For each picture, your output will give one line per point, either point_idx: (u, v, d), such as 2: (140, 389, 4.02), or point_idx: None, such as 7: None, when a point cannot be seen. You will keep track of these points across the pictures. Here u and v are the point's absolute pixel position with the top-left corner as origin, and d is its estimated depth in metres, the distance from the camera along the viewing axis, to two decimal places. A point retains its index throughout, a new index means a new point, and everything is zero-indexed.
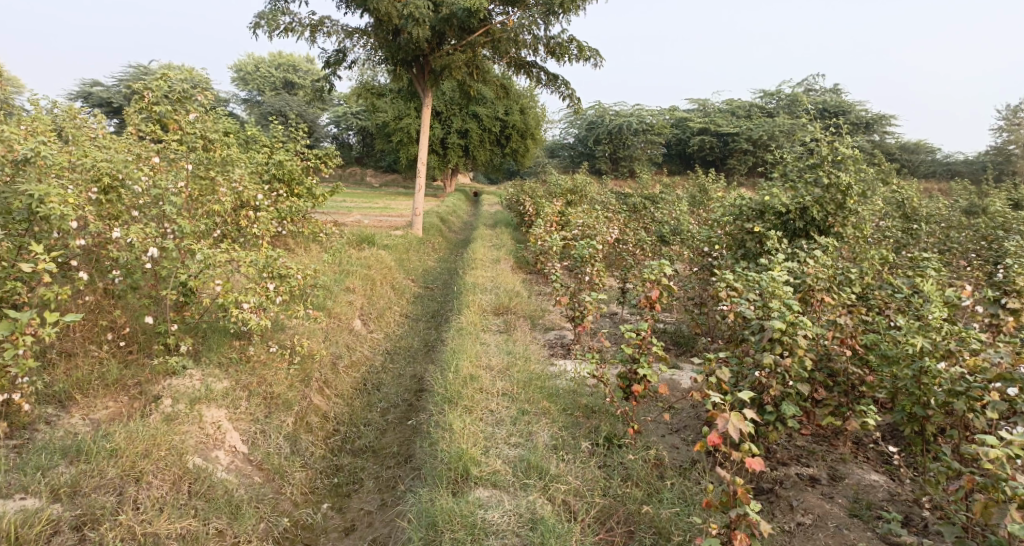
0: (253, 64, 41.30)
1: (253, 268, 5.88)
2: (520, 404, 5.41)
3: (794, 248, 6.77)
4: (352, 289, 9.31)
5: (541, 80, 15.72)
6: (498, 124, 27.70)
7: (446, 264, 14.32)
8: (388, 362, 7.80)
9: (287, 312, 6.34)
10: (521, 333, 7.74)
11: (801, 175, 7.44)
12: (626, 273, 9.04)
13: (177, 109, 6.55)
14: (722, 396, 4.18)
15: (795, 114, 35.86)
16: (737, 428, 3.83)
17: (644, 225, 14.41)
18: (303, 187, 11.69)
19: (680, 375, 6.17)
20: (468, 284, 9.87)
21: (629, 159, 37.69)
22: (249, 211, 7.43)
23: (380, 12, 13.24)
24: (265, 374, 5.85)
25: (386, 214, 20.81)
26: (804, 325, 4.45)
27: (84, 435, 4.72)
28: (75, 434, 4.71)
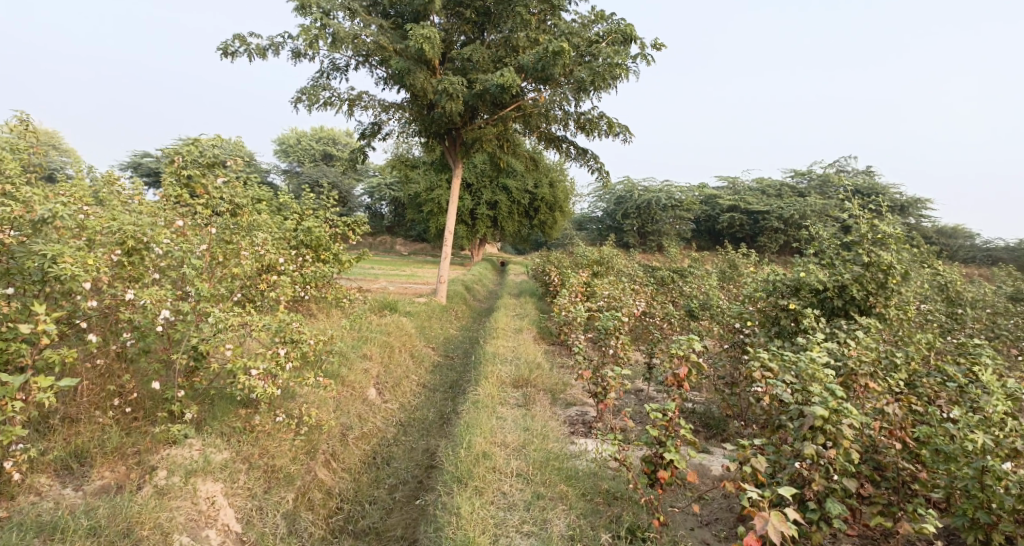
0: (294, 136, 42.69)
1: (263, 333, 5.58)
2: (535, 486, 5.03)
3: (834, 328, 6.41)
4: (370, 356, 9.08)
5: (570, 154, 15.77)
6: (527, 197, 27.86)
7: (468, 333, 14.09)
8: (401, 434, 7.47)
9: (298, 381, 6.01)
10: (540, 408, 7.38)
11: (840, 252, 7.13)
12: (653, 348, 8.69)
13: (205, 175, 6.53)
14: (759, 492, 3.85)
15: (827, 194, 35.61)
16: (778, 531, 3.53)
17: (672, 300, 14.09)
18: (330, 253, 11.59)
19: (710, 461, 5.74)
20: (489, 354, 9.58)
21: (657, 233, 37.57)
22: (269, 277, 7.30)
23: (415, 89, 13.40)
24: (269, 445, 5.56)
25: (411, 281, 20.78)
26: (849, 413, 4.05)
27: (66, 510, 4.47)
28: (57, 509, 4.47)
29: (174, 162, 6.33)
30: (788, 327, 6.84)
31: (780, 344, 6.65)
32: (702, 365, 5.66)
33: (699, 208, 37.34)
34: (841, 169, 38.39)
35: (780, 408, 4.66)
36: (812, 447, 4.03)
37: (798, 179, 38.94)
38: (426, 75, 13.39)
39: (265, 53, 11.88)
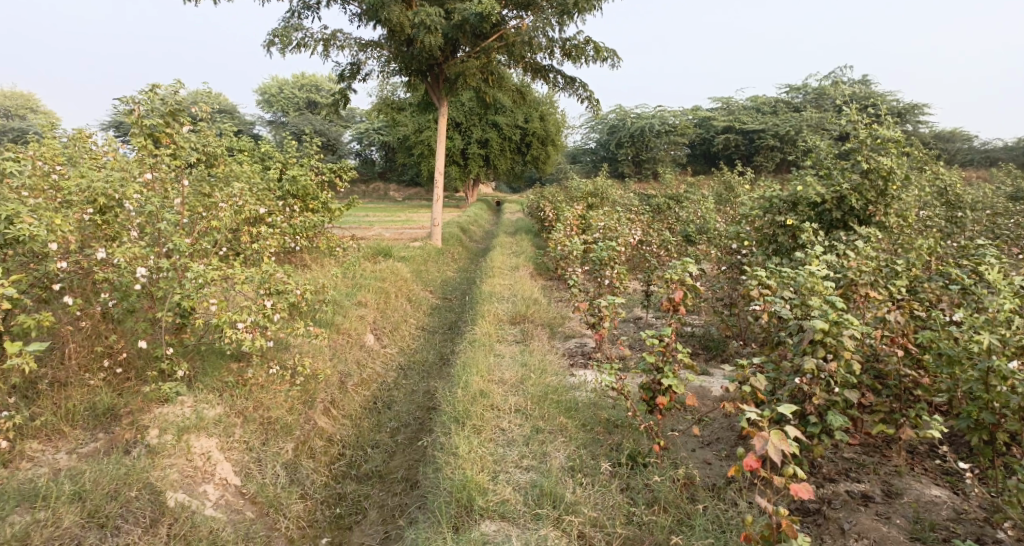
0: (276, 86, 41.75)
1: (246, 286, 5.44)
2: (534, 421, 4.99)
3: (832, 240, 6.26)
4: (366, 303, 8.99)
5: (558, 84, 15.33)
6: (519, 132, 27.26)
7: (466, 274, 14.00)
8: (402, 378, 7.45)
9: (289, 331, 5.93)
10: (539, 343, 7.33)
11: (836, 162, 6.93)
12: (650, 276, 8.58)
13: (171, 123, 6.09)
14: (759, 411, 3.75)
15: (822, 108, 35.00)
16: (779, 449, 3.44)
17: (669, 225, 13.94)
18: (318, 202, 11.35)
19: (710, 383, 5.69)
20: (486, 293, 9.49)
21: (652, 161, 37.11)
22: (252, 229, 7.13)
23: (392, 23, 12.87)
24: (264, 397, 5.50)
25: (406, 227, 20.59)
26: (850, 324, 3.86)
27: (42, 479, 4.37)
28: (34, 478, 4.37)
29: (134, 111, 5.85)
30: (786, 243, 6.69)
31: (778, 261, 6.51)
32: (699, 287, 5.56)
33: (693, 132, 36.77)
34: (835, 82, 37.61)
35: (780, 325, 4.56)
36: (810, 363, 3.86)
37: (793, 96, 38.20)
38: (403, 9, 12.85)
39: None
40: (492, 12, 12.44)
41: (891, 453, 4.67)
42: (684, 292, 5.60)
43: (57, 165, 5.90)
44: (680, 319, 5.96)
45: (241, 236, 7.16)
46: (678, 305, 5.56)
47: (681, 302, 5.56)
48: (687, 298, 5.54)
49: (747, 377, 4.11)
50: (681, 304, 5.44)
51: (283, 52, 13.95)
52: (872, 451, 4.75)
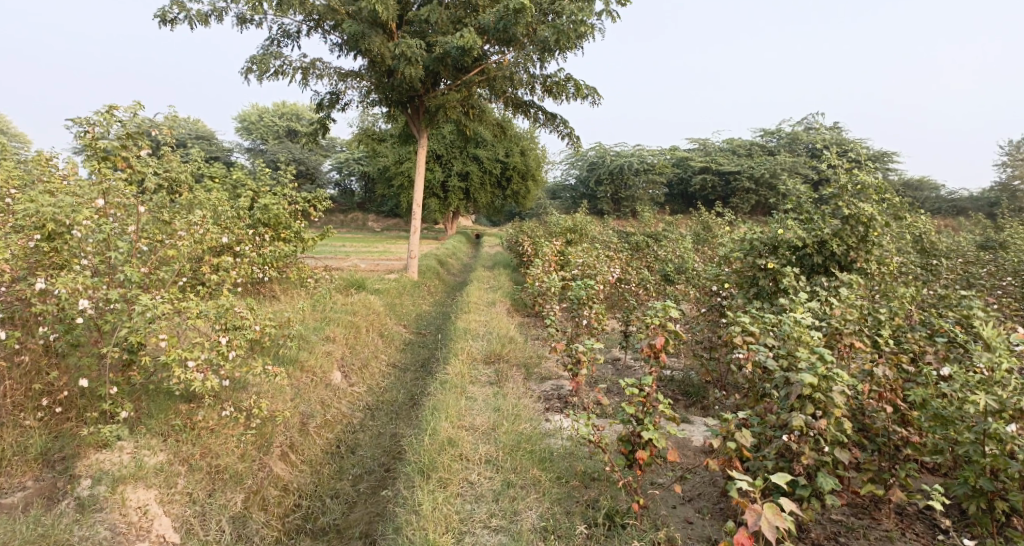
0: (256, 113, 41.52)
1: (199, 320, 5.05)
2: (505, 474, 4.66)
3: (813, 285, 6.07)
4: (334, 339, 8.61)
5: (538, 119, 15.25)
6: (499, 166, 27.22)
7: (441, 308, 13.68)
8: (368, 419, 7.07)
9: (246, 370, 5.57)
10: (513, 384, 7.02)
11: (817, 206, 6.78)
12: (630, 316, 8.33)
13: (127, 146, 5.79)
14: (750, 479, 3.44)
15: (797, 152, 35.58)
16: (773, 525, 3.17)
17: (647, 264, 13.79)
18: (290, 231, 10.96)
19: (690, 432, 5.40)
20: (460, 330, 9.16)
21: (631, 199, 37.28)
22: (213, 259, 6.78)
23: (373, 54, 12.75)
24: (213, 442, 5.10)
25: (383, 258, 20.24)
26: (841, 378, 3.51)
27: None
28: None
29: (88, 133, 5.54)
30: (767, 286, 6.49)
31: (760, 307, 6.30)
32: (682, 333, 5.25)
33: (671, 171, 37.11)
34: (810, 127, 38.30)
35: (762, 375, 4.23)
36: (798, 419, 3.49)
37: (768, 139, 38.82)
38: (384, 40, 12.70)
39: (209, 19, 11.08)
40: (473, 46, 12.37)
41: (881, 515, 4.40)
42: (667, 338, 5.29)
43: (10, 189, 5.64)
44: (661, 365, 5.67)
45: (201, 266, 6.80)
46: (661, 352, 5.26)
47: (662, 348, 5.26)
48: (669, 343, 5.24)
49: (729, 431, 3.77)
50: (662, 351, 5.14)
51: (260, 78, 13.74)
52: (861, 511, 4.47)
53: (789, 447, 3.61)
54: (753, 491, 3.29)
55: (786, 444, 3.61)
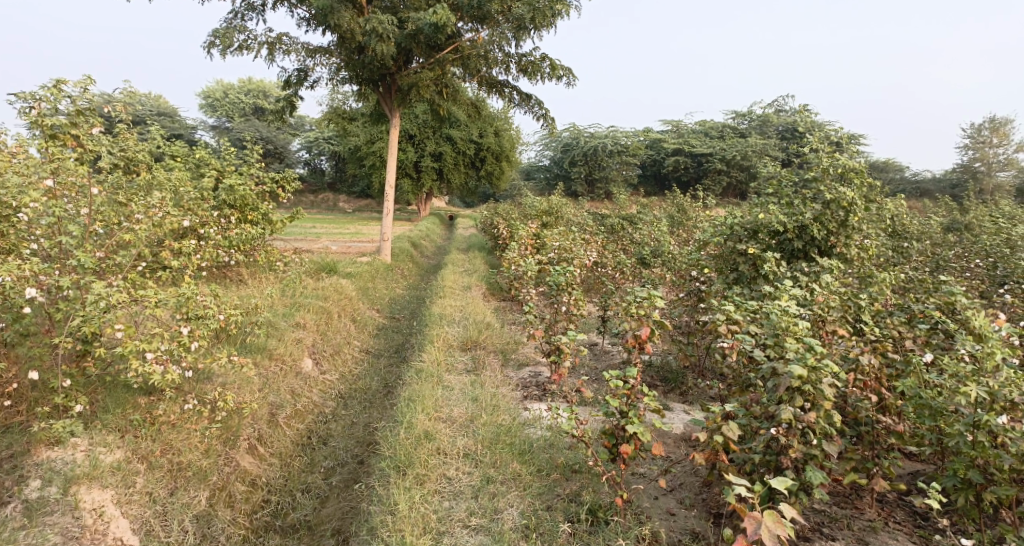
0: (223, 91, 40.55)
1: (156, 309, 4.76)
2: (484, 468, 4.50)
3: (794, 270, 5.94)
4: (304, 325, 8.33)
5: (513, 100, 14.97)
6: (473, 147, 26.88)
7: (415, 292, 13.44)
8: (340, 408, 6.87)
9: (208, 361, 5.29)
10: (490, 373, 6.84)
11: (797, 189, 6.64)
12: (608, 301, 8.18)
13: (78, 123, 5.42)
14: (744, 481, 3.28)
15: (768, 135, 35.78)
16: (774, 534, 3.04)
17: (623, 247, 13.69)
18: (258, 213, 10.60)
19: (671, 420, 5.27)
20: (435, 315, 8.95)
21: (604, 181, 37.18)
22: (172, 243, 6.47)
23: (342, 30, 12.35)
24: (173, 437, 4.84)
25: (356, 240, 19.89)
26: (831, 370, 3.34)
27: None
28: None
29: (35, 110, 5.14)
30: (747, 271, 6.35)
31: (741, 293, 6.16)
32: (668, 323, 5.03)
33: (644, 154, 37.10)
34: (780, 109, 38.50)
35: (747, 364, 4.07)
36: (787, 412, 3.31)
37: (739, 122, 38.96)
38: (353, 15, 12.30)
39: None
40: (447, 23, 12.04)
41: (865, 505, 4.30)
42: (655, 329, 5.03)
43: None
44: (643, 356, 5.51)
45: (161, 250, 6.48)
46: (645, 342, 5.06)
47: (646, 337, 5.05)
48: (654, 333, 5.01)
49: (715, 425, 3.61)
50: (647, 342, 4.92)
51: (224, 54, 13.26)
52: (845, 501, 4.37)
53: (777, 440, 3.45)
54: (751, 497, 3.14)
55: (774, 438, 3.46)
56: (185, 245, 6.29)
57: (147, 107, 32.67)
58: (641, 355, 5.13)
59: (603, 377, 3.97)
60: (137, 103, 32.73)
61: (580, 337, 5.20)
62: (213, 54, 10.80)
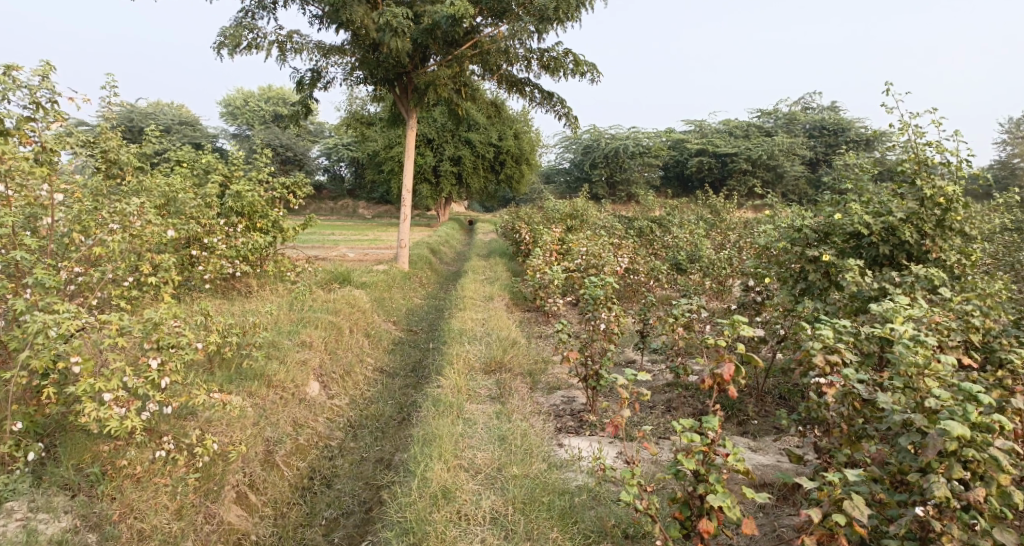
0: (243, 99, 40.33)
1: (119, 338, 3.95)
2: (517, 540, 3.71)
3: (881, 279, 5.01)
4: (310, 344, 7.49)
5: (534, 99, 14.12)
6: (492, 150, 26.08)
7: (434, 301, 12.65)
8: (350, 441, 6.10)
9: (188, 399, 4.47)
10: (520, 400, 6.03)
11: (877, 187, 5.69)
12: (649, 314, 7.30)
13: (36, 118, 4.72)
14: None
15: (795, 134, 34.63)
16: None
17: (654, 252, 12.79)
18: (267, 220, 9.78)
19: (766, 467, 4.43)
20: (456, 330, 8.12)
21: (626, 183, 36.20)
22: (156, 258, 5.70)
23: (354, 26, 11.61)
24: (134, 496, 4.04)
25: (373, 247, 19.23)
26: (1006, 433, 2.57)
27: None
28: None
29: None
30: (819, 281, 5.43)
31: (815, 309, 5.25)
32: (753, 352, 4.11)
33: (667, 155, 36.13)
34: (806, 108, 37.37)
35: (860, 410, 3.24)
36: (944, 489, 2.57)
37: (764, 121, 37.83)
38: (367, 11, 11.58)
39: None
40: (464, 16, 11.23)
41: None
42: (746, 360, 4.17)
43: None
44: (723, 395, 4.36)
45: (143, 266, 5.73)
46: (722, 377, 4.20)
47: (725, 367, 4.21)
48: (738, 363, 4.11)
49: (828, 499, 2.80)
50: (727, 376, 4.07)
51: (233, 54, 12.63)
52: None
53: (925, 522, 2.68)
54: None
55: (920, 518, 2.70)
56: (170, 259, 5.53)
57: (167, 116, 32.45)
58: (716, 393, 4.26)
59: (676, 431, 3.17)
60: (156, 111, 32.48)
61: (629, 370, 4.34)
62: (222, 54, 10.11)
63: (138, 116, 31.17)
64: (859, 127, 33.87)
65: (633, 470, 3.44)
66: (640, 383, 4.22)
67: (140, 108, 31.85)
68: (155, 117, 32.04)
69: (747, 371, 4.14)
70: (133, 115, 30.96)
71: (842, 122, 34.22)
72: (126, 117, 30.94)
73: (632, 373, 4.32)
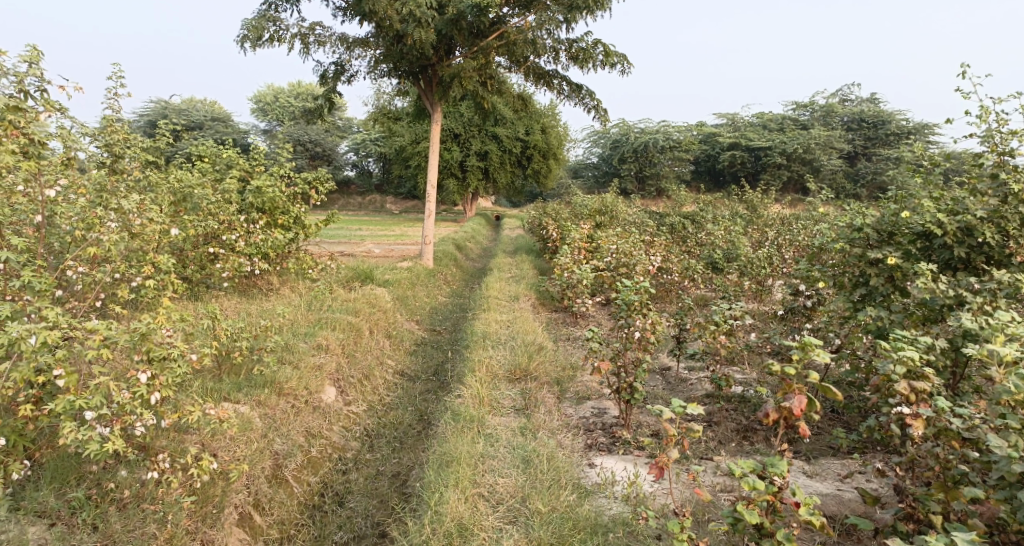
0: (272, 95, 40.45)
1: (105, 349, 3.63)
2: None
3: (956, 285, 4.52)
4: (326, 347, 7.13)
5: (563, 91, 13.63)
6: (520, 144, 25.59)
7: (459, 300, 12.27)
8: (366, 452, 5.73)
9: (181, 414, 4.12)
10: (547, 411, 5.62)
11: (947, 184, 5.16)
12: (686, 318, 6.84)
13: (23, 107, 4.45)
14: None
15: (832, 127, 33.58)
16: None
17: (688, 250, 12.24)
18: (288, 216, 9.40)
19: (826, 499, 4.10)
20: (480, 334, 7.71)
21: (655, 177, 35.49)
22: (159, 259, 5.39)
23: (379, 17, 11.24)
24: (116, 526, 3.74)
25: (398, 242, 18.92)
26: None
27: None
28: None
29: None
30: (882, 287, 4.95)
31: (877, 317, 4.79)
32: (818, 374, 3.75)
33: (698, 149, 35.35)
34: (843, 100, 36.22)
35: (957, 449, 3.18)
36: None
37: (799, 114, 36.75)
38: (391, 2, 11.19)
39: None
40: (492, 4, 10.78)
41: None
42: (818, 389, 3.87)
43: None
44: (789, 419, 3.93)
45: (144, 267, 5.43)
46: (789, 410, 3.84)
47: (793, 398, 3.87)
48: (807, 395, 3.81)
49: None
50: (795, 408, 3.75)
51: (255, 47, 12.35)
52: None
53: None
54: None
55: None
56: (162, 259, 5.25)
57: (199, 112, 32.66)
58: (781, 426, 3.89)
59: (737, 475, 3.14)
60: (188, 108, 32.67)
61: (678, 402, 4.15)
62: (245, 49, 10.47)
63: (170, 112, 31.32)
64: (899, 119, 32.65)
65: (682, 522, 3.18)
66: (690, 412, 3.97)
67: (172, 104, 32.05)
68: (187, 114, 32.23)
69: (816, 403, 3.84)
70: (165, 111, 31.14)
71: (880, 115, 33.07)
72: (160, 113, 31.16)
73: (682, 403, 4.11)
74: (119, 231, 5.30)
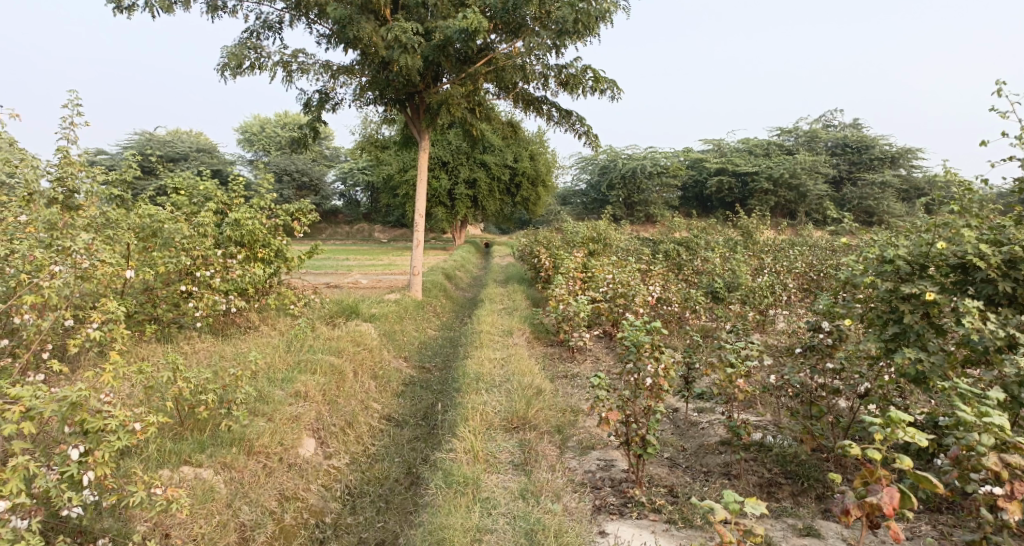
0: (259, 125, 40.17)
1: (26, 422, 3.12)
2: None
3: (1006, 325, 4.04)
4: (305, 396, 6.48)
5: (552, 118, 13.24)
6: (508, 172, 25.20)
7: (449, 333, 11.69)
8: (347, 516, 5.15)
9: (118, 496, 3.51)
10: (547, 467, 5.07)
11: (985, 211, 4.68)
12: (696, 356, 6.29)
13: None
14: None
15: (818, 152, 33.49)
16: None
17: (685, 279, 11.76)
18: (269, 249, 8.80)
19: None
20: (471, 375, 7.13)
21: (644, 204, 35.20)
22: (112, 305, 4.81)
23: (363, 44, 10.80)
24: None
25: (387, 272, 18.33)
26: None
27: None
28: None
29: None
30: (917, 325, 4.40)
31: (915, 360, 4.26)
32: (909, 461, 3.34)
33: (686, 174, 35.21)
34: (828, 125, 36.24)
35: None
36: None
37: (784, 139, 36.69)
38: (376, 27, 10.78)
39: (174, 7, 9.91)
40: (478, 29, 10.38)
41: None
42: (868, 452, 3.47)
43: None
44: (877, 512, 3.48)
45: (98, 315, 4.84)
46: (878, 505, 3.44)
47: (879, 491, 3.48)
48: (895, 487, 3.47)
49: None
50: (892, 505, 3.37)
51: (235, 75, 11.88)
52: None
53: None
54: None
55: None
56: (113, 305, 4.66)
57: (185, 144, 32.23)
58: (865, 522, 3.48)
59: None
60: (174, 140, 32.27)
61: (732, 494, 3.62)
62: (224, 75, 10.05)
63: (155, 144, 30.84)
64: (884, 143, 32.61)
65: None
66: (750, 511, 3.53)
67: (157, 136, 31.59)
68: (173, 145, 31.81)
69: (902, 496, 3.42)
70: (150, 143, 30.67)
71: (866, 139, 32.99)
72: (145, 145, 30.67)
73: (739, 500, 3.59)
74: (66, 276, 4.71)
